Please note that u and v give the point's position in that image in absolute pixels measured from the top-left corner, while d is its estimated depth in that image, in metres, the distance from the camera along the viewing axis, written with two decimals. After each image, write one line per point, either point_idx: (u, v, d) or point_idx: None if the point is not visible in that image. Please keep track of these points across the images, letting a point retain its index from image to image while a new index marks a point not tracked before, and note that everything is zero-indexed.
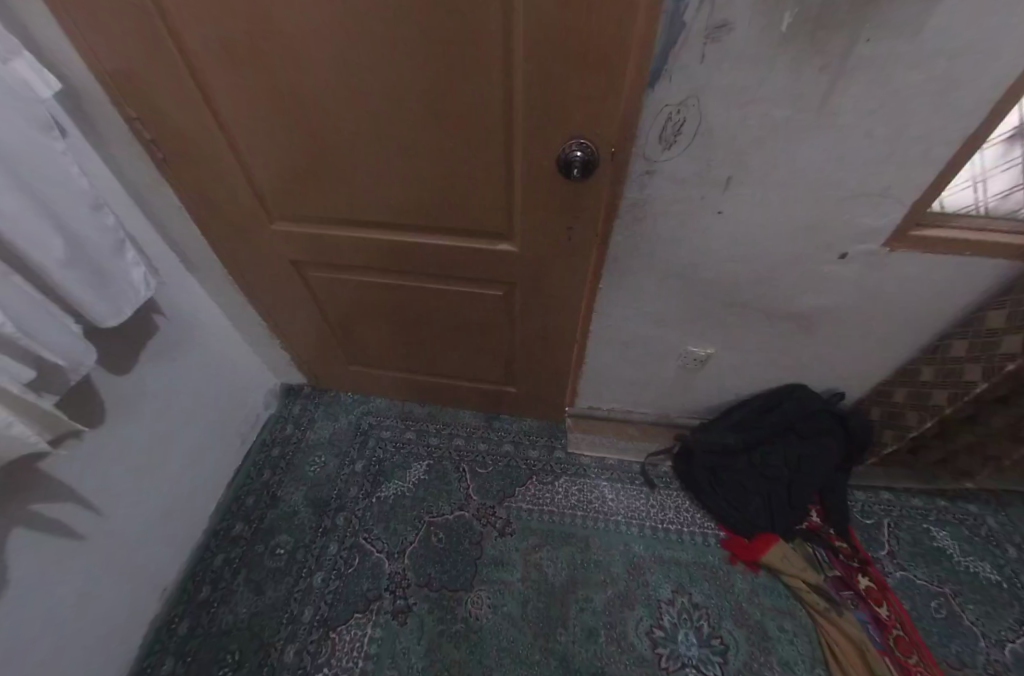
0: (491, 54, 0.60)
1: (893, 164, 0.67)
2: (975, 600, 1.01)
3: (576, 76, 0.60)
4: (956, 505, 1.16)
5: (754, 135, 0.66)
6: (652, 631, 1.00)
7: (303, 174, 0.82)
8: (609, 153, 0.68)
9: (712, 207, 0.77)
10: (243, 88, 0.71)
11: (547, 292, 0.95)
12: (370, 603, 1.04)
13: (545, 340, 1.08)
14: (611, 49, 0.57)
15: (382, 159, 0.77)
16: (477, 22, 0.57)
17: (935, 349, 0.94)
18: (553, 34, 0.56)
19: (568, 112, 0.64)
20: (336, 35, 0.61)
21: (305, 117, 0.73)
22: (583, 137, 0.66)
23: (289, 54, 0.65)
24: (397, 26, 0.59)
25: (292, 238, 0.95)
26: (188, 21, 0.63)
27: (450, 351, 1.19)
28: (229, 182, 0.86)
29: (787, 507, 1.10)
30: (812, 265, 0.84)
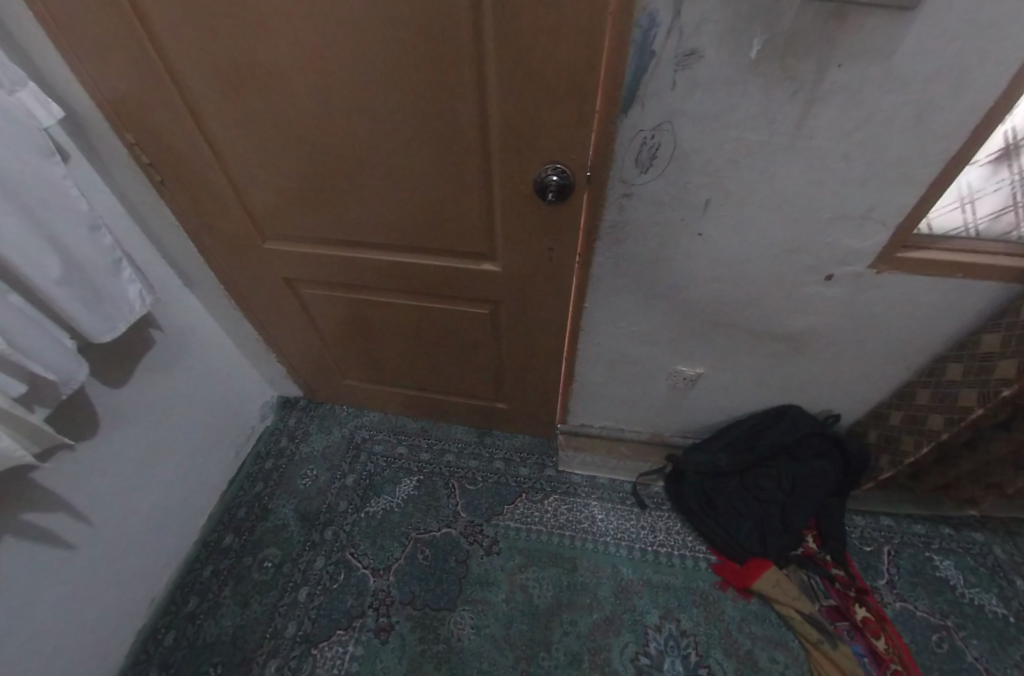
0: (466, 82, 0.62)
1: (873, 187, 0.67)
2: (980, 635, 0.97)
3: (549, 102, 0.61)
4: (962, 532, 1.11)
5: (730, 158, 0.67)
6: (638, 657, 0.97)
7: (292, 195, 0.85)
8: (585, 176, 0.69)
9: (692, 229, 0.77)
10: (234, 115, 0.74)
11: (532, 311, 0.96)
12: (353, 619, 1.04)
13: (533, 358, 1.08)
14: (582, 75, 0.58)
15: (367, 182, 0.79)
16: (453, 51, 0.59)
17: (930, 372, 0.91)
18: (524, 63, 0.58)
19: (543, 137, 0.65)
20: (318, 66, 0.64)
21: (293, 142, 0.76)
22: (559, 161, 0.67)
23: (276, 83, 0.68)
24: (377, 56, 0.61)
25: (284, 256, 0.97)
26: (183, 52, 0.66)
27: (440, 366, 1.20)
28: (223, 203, 0.88)
29: (781, 532, 1.07)
30: (797, 287, 0.83)
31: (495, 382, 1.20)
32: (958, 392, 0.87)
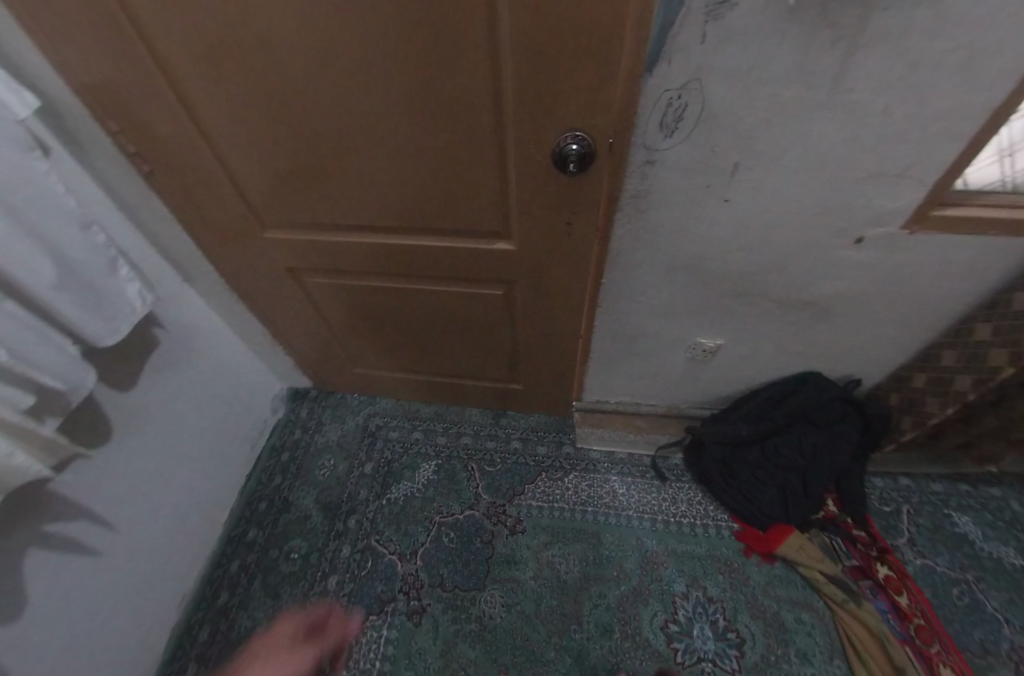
0: (476, 45, 0.56)
1: (912, 142, 0.63)
2: (999, 586, 0.99)
3: (567, 63, 0.56)
4: (979, 488, 1.12)
5: (760, 117, 0.62)
6: (667, 625, 1.00)
7: (291, 180, 0.80)
8: (607, 144, 0.64)
9: (718, 196, 0.73)
10: (224, 95, 0.68)
11: (549, 289, 0.93)
12: (384, 604, 1.05)
13: (549, 338, 1.06)
14: (606, 32, 0.52)
15: (370, 160, 0.74)
16: (460, 12, 0.53)
17: (957, 334, 0.90)
18: (541, 18, 0.52)
19: (561, 103, 0.60)
20: (313, 36, 0.58)
21: (288, 121, 0.70)
22: (580, 129, 0.63)
23: (268, 58, 0.62)
24: (377, 22, 0.56)
25: (286, 245, 0.93)
26: (161, 27, 0.60)
27: (454, 351, 1.18)
28: (218, 192, 0.83)
29: (802, 497, 1.08)
30: (825, 252, 0.80)
31: (510, 363, 1.18)
32: (986, 353, 0.85)
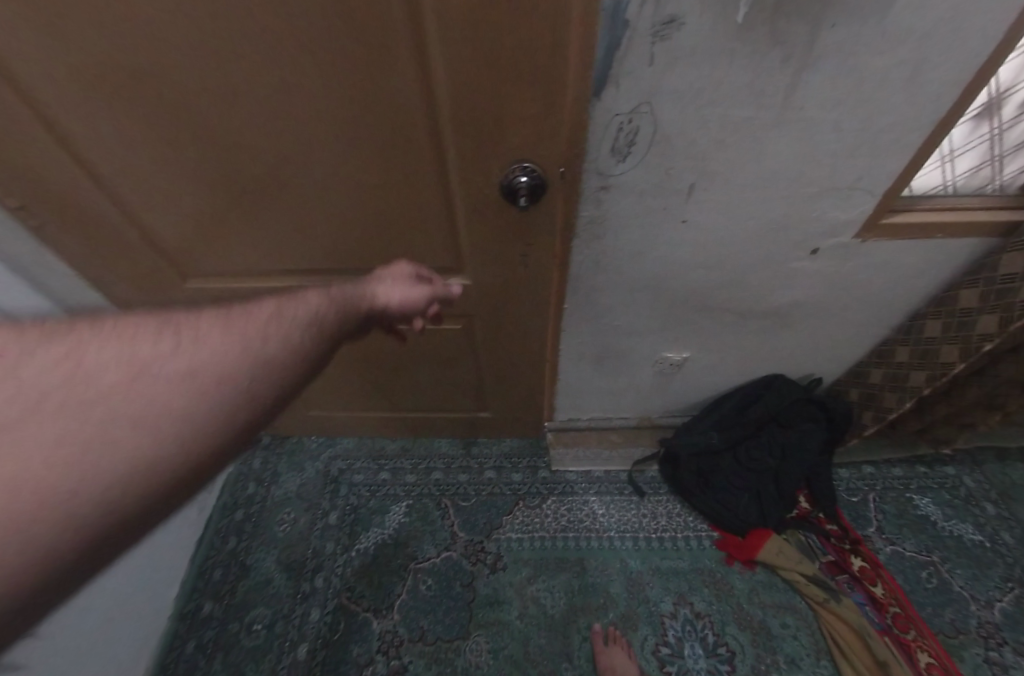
0: (404, 78, 0.50)
1: (861, 155, 0.62)
2: (963, 564, 1.03)
3: (509, 95, 0.51)
4: (936, 469, 1.17)
5: (714, 137, 0.60)
6: (658, 648, 0.97)
7: (209, 223, 0.69)
8: (558, 175, 0.60)
9: (676, 217, 0.71)
10: (108, 135, 0.57)
11: (509, 319, 0.87)
12: (362, 669, 0.97)
13: (513, 366, 1.01)
14: (548, 62, 0.48)
15: (297, 201, 0.66)
16: (383, 43, 0.47)
17: (907, 330, 0.92)
18: (475, 50, 0.47)
19: (506, 133, 0.55)
20: (212, 67, 0.49)
21: (194, 161, 0.61)
22: (527, 161, 0.58)
23: (156, 94, 0.52)
24: (285, 56, 0.48)
25: (213, 292, 0.82)
26: (15, 56, 0.49)
27: (415, 385, 1.10)
28: (121, 239, 0.72)
29: (777, 499, 1.09)
30: (782, 263, 0.80)
31: (476, 393, 1.12)
32: (940, 348, 0.87)
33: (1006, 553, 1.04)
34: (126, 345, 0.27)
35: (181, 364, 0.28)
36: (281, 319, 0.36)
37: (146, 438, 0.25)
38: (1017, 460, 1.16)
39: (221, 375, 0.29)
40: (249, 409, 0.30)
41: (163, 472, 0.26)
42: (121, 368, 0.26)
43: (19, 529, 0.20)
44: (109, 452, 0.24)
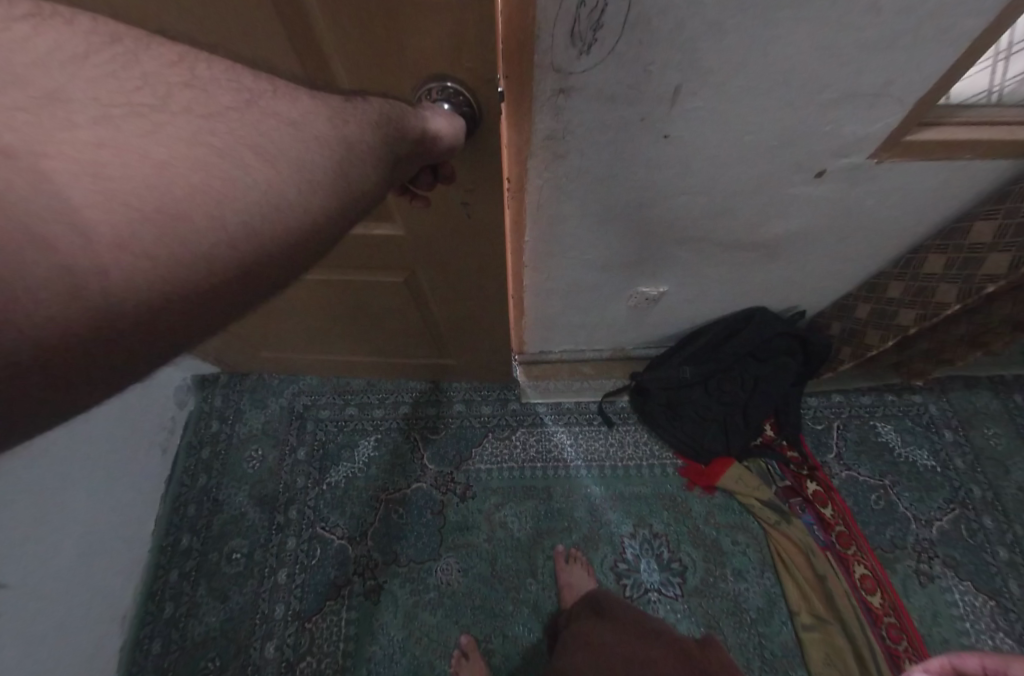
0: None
1: (901, 49, 0.48)
2: (911, 487, 1.09)
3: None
4: (903, 396, 1.18)
5: (710, 20, 0.44)
6: (616, 564, 1.04)
7: None
8: (495, 96, 0.44)
9: (658, 131, 0.57)
10: None
11: (458, 276, 0.77)
12: (340, 589, 1.04)
13: (472, 320, 0.92)
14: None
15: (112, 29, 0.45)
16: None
17: (908, 263, 0.87)
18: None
19: (414, 38, 0.39)
20: None
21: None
22: (448, 78, 0.42)
23: None
24: None
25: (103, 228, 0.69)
26: None
27: (371, 332, 1.02)
28: None
29: (742, 428, 1.10)
30: (781, 186, 0.68)
31: (437, 343, 1.04)
32: (936, 288, 0.82)
33: (954, 476, 1.09)
34: (226, 74, 0.26)
35: (279, 111, 0.26)
36: (352, 112, 0.31)
37: (263, 172, 0.23)
38: (982, 387, 1.18)
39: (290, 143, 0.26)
40: (338, 181, 0.27)
41: (271, 213, 0.23)
42: (234, 93, 0.25)
43: (158, 227, 0.19)
44: (225, 163, 0.22)
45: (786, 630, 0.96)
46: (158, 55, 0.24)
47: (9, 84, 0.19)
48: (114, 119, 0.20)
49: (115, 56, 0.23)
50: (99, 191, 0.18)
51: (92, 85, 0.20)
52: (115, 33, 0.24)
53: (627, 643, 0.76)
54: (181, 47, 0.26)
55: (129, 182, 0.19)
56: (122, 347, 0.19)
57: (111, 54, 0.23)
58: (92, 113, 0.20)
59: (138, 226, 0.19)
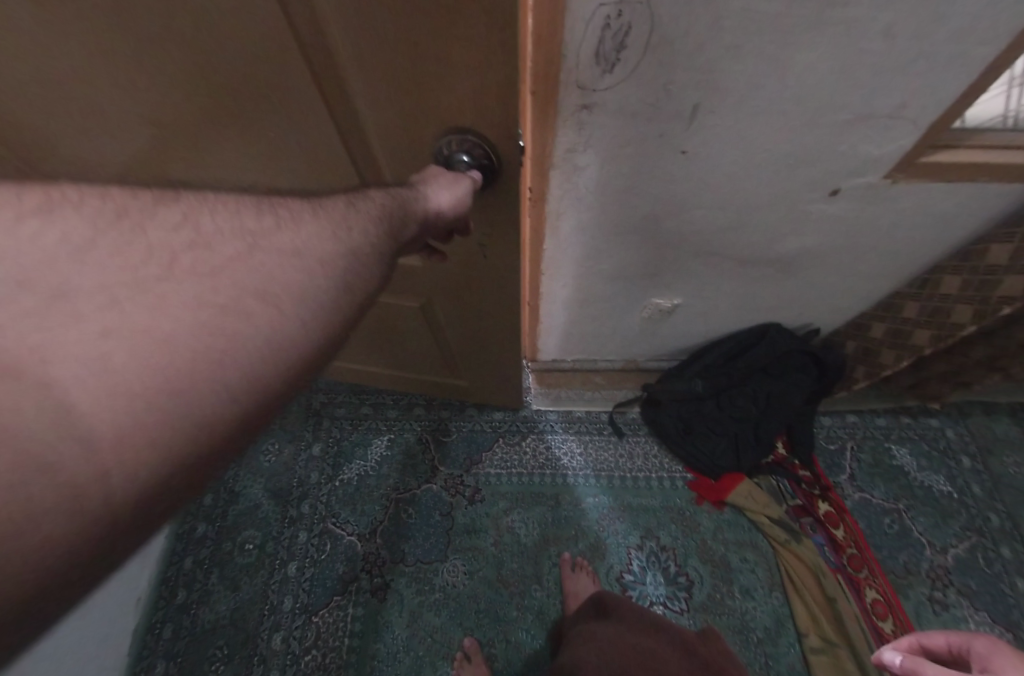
0: (290, 45, 0.36)
1: (912, 74, 0.50)
2: (926, 512, 1.07)
3: (434, 44, 0.33)
4: (919, 419, 1.17)
5: (726, 44, 0.47)
6: (622, 575, 1.04)
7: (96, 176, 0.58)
8: (513, 152, 0.43)
9: (675, 147, 0.59)
10: None
11: (474, 308, 0.79)
12: (347, 585, 1.05)
13: (485, 346, 0.93)
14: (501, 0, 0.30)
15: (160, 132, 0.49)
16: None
17: (924, 284, 0.87)
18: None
19: (436, 93, 0.37)
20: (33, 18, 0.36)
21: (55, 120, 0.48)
22: (470, 132, 0.41)
23: None
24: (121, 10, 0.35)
25: None
26: None
27: (387, 346, 1.04)
28: None
29: (754, 444, 1.09)
30: (797, 205, 0.70)
31: (450, 362, 1.05)
32: (952, 308, 0.83)
33: (971, 503, 1.07)
34: (229, 224, 0.27)
35: (282, 246, 0.28)
36: (353, 217, 0.34)
37: (267, 316, 0.25)
38: (1002, 413, 1.16)
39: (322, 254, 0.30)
40: (342, 293, 0.30)
41: (271, 357, 0.25)
42: (236, 241, 0.26)
43: (157, 408, 0.21)
44: (230, 320, 0.24)
45: (793, 652, 0.94)
46: (166, 219, 0.25)
47: (18, 290, 0.20)
48: (120, 303, 0.21)
49: (122, 230, 0.23)
50: (103, 389, 0.20)
51: (97, 270, 0.21)
52: (122, 202, 0.24)
53: (632, 633, 0.77)
54: (185, 203, 0.26)
55: (132, 372, 0.20)
56: (131, 525, 0.21)
57: (120, 228, 0.23)
58: (98, 301, 0.21)
59: (141, 419, 0.20)
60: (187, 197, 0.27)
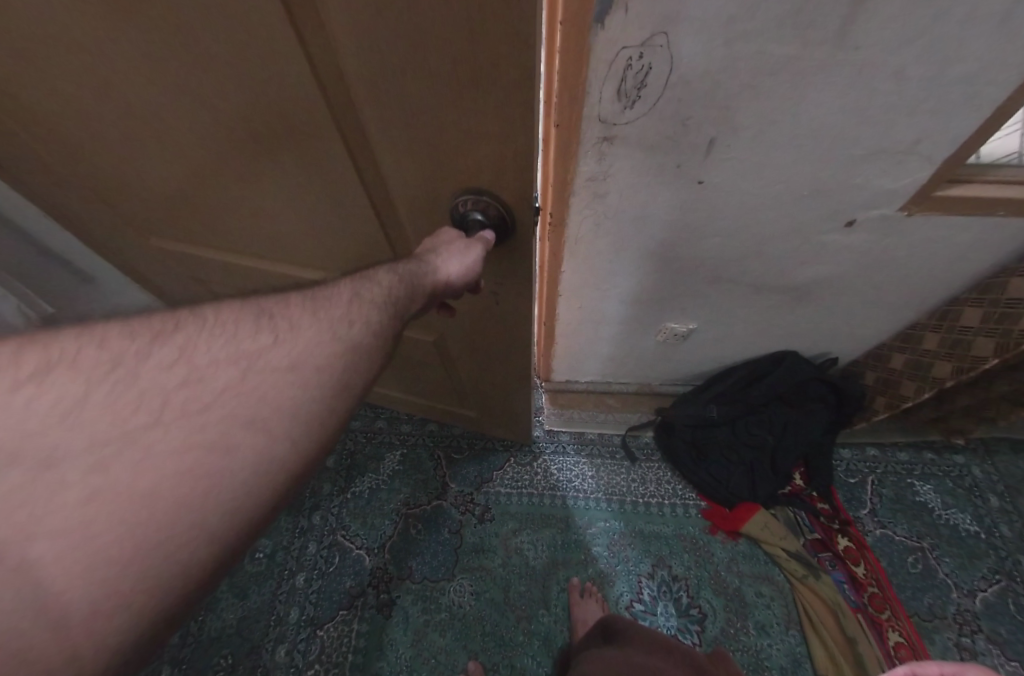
0: (327, 135, 0.38)
1: (924, 113, 0.52)
2: (952, 553, 1.02)
3: (452, 126, 0.33)
4: (944, 456, 1.13)
5: (742, 83, 0.49)
6: (632, 604, 1.01)
7: (147, 205, 0.61)
8: (529, 214, 0.40)
9: (692, 177, 0.62)
10: (18, 107, 0.48)
11: (485, 358, 0.77)
12: (354, 599, 1.05)
13: (498, 389, 0.90)
14: (522, 90, 0.29)
15: (199, 180, 0.51)
16: (282, 71, 0.33)
17: (944, 315, 0.86)
18: (387, 55, 0.28)
19: (450, 162, 0.36)
20: (104, 77, 0.39)
21: (132, 171, 0.54)
22: (484, 193, 0.39)
23: (41, 74, 0.42)
24: (177, 81, 0.37)
25: (178, 258, 0.75)
26: None
27: (401, 374, 1.03)
28: (77, 202, 0.66)
29: (771, 474, 1.07)
30: (813, 234, 0.71)
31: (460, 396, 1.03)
32: (972, 341, 0.82)
33: (1000, 545, 1.02)
34: (225, 351, 0.28)
35: (278, 361, 0.29)
36: (358, 306, 0.35)
37: (253, 445, 0.26)
38: None
39: (321, 355, 0.31)
40: (338, 392, 0.31)
41: (259, 478, 0.26)
42: (230, 367, 0.28)
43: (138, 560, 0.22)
44: (214, 459, 0.25)
45: None
46: (162, 359, 0.26)
47: (22, 466, 0.22)
48: (107, 463, 0.23)
49: (116, 382, 0.25)
50: (79, 559, 0.21)
51: (87, 432, 0.23)
52: (118, 348, 0.26)
53: (641, 655, 0.74)
54: (182, 335, 0.27)
55: (111, 533, 0.22)
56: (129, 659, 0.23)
57: (111, 380, 0.25)
58: (84, 465, 0.23)
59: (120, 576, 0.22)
60: (187, 324, 0.28)
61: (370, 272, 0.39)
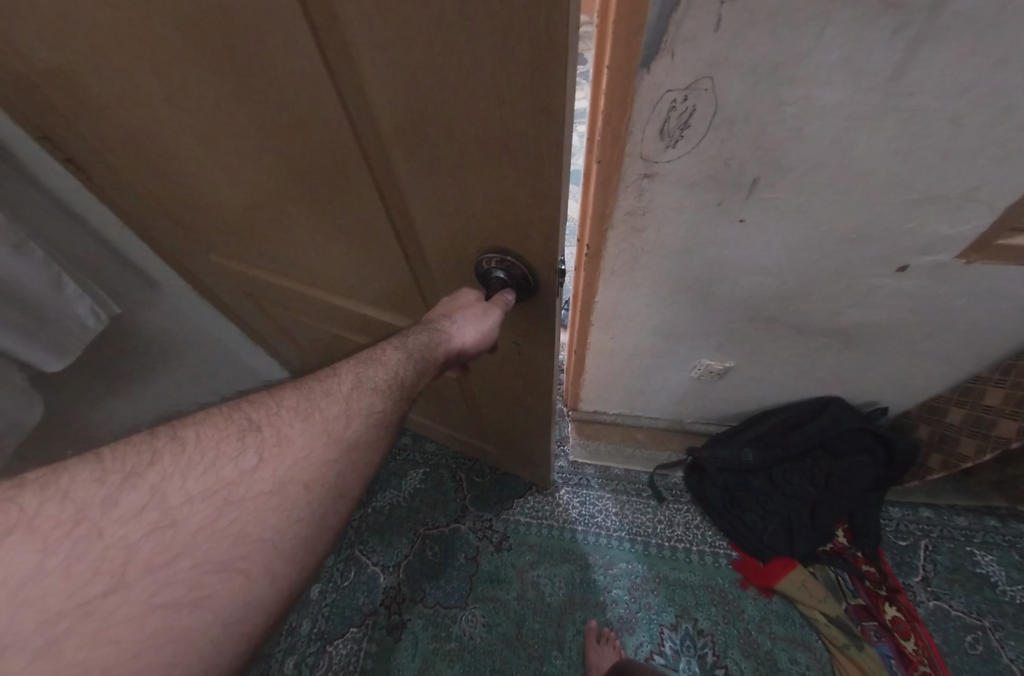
0: (370, 186, 0.41)
1: (984, 160, 0.50)
2: (1019, 637, 0.91)
3: (482, 186, 0.35)
4: (1009, 525, 1.03)
5: (788, 127, 0.50)
6: (652, 656, 0.95)
7: (209, 225, 0.66)
8: (554, 274, 0.41)
9: (734, 215, 0.62)
10: (113, 139, 0.54)
11: (508, 403, 0.78)
12: (365, 617, 1.04)
13: (519, 430, 0.88)
14: (549, 164, 0.31)
15: (255, 213, 0.56)
16: (337, 133, 0.36)
17: (1006, 371, 0.81)
18: (429, 122, 0.31)
19: (478, 220, 0.38)
20: (186, 121, 0.44)
21: (205, 202, 0.60)
22: (508, 252, 0.40)
23: (136, 116, 0.47)
24: (244, 130, 0.41)
25: (232, 273, 0.80)
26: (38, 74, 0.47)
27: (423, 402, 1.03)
28: (153, 218, 0.73)
29: (810, 529, 1.00)
30: (861, 278, 0.69)
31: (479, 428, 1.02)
32: None
33: None
34: (201, 485, 0.30)
35: (261, 485, 0.31)
36: (358, 396, 0.38)
37: (229, 589, 0.28)
38: None
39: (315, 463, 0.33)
40: (334, 499, 0.33)
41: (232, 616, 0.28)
42: (206, 506, 0.29)
43: None
44: (183, 616, 0.26)
45: None
46: (129, 508, 0.28)
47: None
48: (57, 641, 0.24)
49: (78, 541, 0.26)
50: None
51: (39, 608, 0.24)
52: (84, 501, 0.27)
53: None
54: (155, 473, 0.29)
55: None
56: None
57: (72, 540, 0.26)
58: (35, 646, 0.23)
59: None
60: (162, 459, 0.30)
61: (379, 352, 0.43)
